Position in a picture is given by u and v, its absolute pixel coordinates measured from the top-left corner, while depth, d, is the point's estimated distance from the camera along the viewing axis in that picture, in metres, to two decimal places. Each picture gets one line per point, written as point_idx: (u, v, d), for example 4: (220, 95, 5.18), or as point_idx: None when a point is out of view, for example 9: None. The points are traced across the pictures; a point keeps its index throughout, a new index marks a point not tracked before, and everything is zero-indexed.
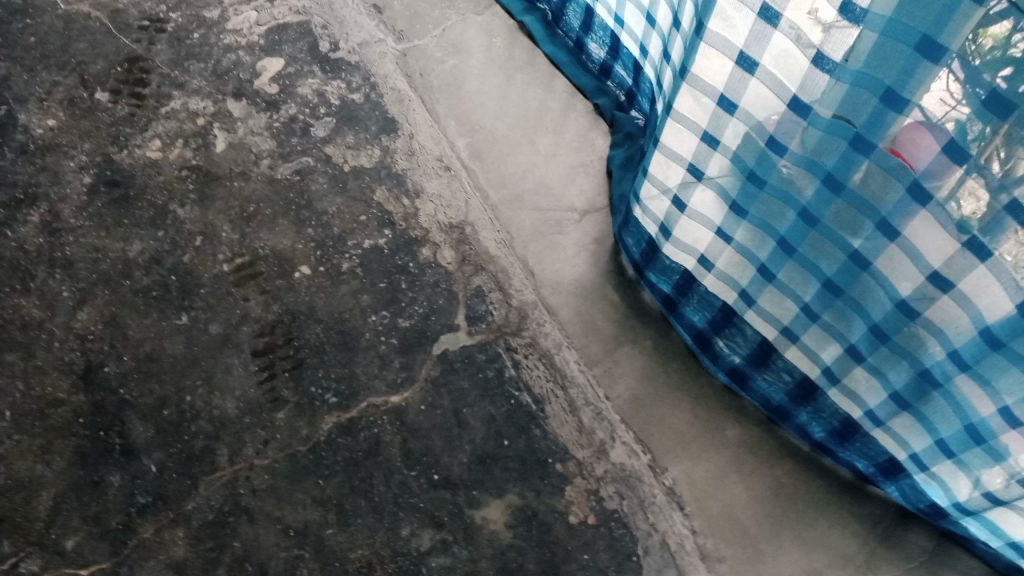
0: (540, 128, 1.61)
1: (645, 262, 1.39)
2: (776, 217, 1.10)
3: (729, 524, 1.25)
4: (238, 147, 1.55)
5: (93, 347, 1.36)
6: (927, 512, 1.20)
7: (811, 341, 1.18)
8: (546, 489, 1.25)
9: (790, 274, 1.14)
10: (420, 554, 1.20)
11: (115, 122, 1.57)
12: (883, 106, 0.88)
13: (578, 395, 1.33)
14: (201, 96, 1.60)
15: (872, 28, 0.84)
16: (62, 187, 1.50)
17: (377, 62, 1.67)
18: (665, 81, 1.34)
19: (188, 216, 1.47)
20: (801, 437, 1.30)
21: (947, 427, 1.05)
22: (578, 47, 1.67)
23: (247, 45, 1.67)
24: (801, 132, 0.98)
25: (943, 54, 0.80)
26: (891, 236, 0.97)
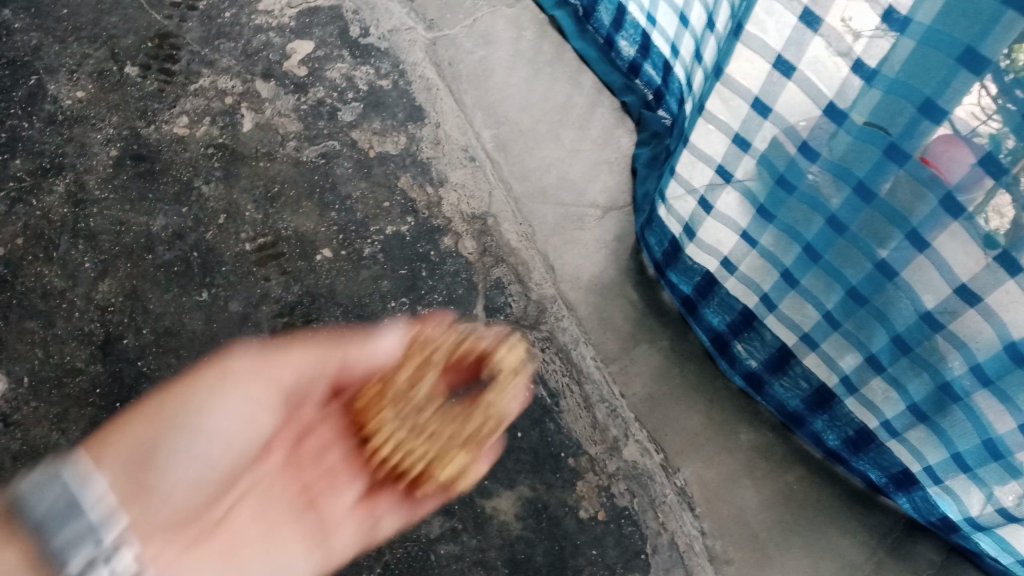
0: (566, 123, 1.61)
1: (667, 262, 1.39)
2: (804, 222, 1.09)
3: (738, 527, 1.25)
4: (264, 127, 1.55)
5: (113, 319, 1.36)
6: (938, 525, 1.20)
7: (831, 349, 1.18)
8: (557, 483, 1.26)
9: (813, 280, 1.13)
10: (430, 540, 1.22)
11: (143, 96, 1.57)
12: (920, 116, 0.87)
13: (593, 391, 1.34)
14: (230, 75, 1.61)
15: (911, 36, 0.83)
16: (88, 158, 1.50)
17: (407, 49, 1.68)
18: (696, 82, 1.33)
19: (212, 193, 1.47)
20: (815, 445, 1.30)
21: (964, 441, 1.05)
22: (607, 44, 1.65)
23: (278, 27, 1.68)
24: (835, 139, 0.98)
25: (983, 67, 0.80)
26: (919, 247, 0.96)
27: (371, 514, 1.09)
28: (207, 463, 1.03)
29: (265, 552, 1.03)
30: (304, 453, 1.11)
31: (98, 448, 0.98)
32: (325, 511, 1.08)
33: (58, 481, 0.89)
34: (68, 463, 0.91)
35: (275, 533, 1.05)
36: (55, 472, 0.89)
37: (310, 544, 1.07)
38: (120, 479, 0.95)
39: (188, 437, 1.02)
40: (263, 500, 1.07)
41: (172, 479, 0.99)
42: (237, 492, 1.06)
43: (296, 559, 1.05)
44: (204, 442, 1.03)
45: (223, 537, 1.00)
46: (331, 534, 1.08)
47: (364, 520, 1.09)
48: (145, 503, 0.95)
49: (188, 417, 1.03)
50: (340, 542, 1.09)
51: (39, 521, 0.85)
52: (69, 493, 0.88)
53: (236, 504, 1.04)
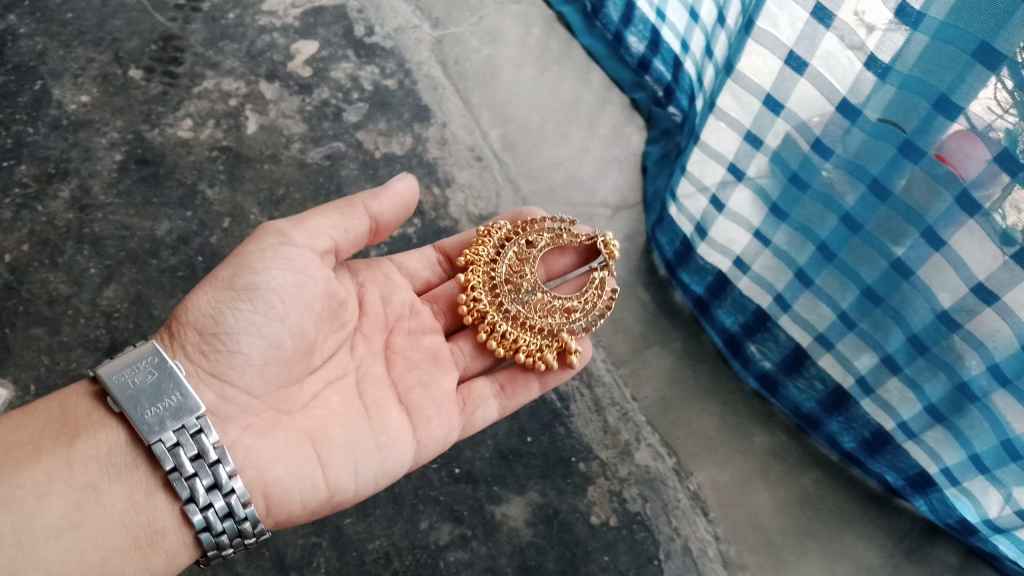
0: (574, 121, 1.59)
1: (678, 262, 1.36)
2: (817, 221, 1.07)
3: (753, 532, 1.22)
4: (269, 129, 1.54)
5: (118, 325, 1.33)
6: (956, 528, 1.17)
7: (846, 349, 1.15)
8: (568, 489, 1.23)
9: (827, 280, 1.11)
10: (438, 547, 1.17)
11: (147, 100, 1.56)
12: (934, 111, 0.85)
13: (604, 394, 1.31)
14: (234, 76, 1.59)
15: (925, 31, 0.81)
16: (93, 163, 1.48)
17: (413, 48, 1.66)
18: (706, 78, 1.31)
19: (217, 197, 1.46)
20: (830, 447, 1.27)
21: (982, 443, 1.02)
22: (616, 39, 1.62)
23: (282, 27, 1.66)
24: (848, 135, 0.96)
25: (999, 61, 0.77)
26: (935, 245, 0.93)
27: (469, 407, 1.07)
28: (303, 305, 0.94)
29: (360, 431, 0.97)
30: (395, 360, 1.06)
31: (174, 329, 0.92)
32: (410, 403, 1.02)
33: (154, 371, 0.85)
34: (151, 340, 0.86)
35: (374, 413, 0.99)
36: (157, 361, 0.85)
37: (412, 425, 1.01)
38: (207, 322, 0.90)
39: (266, 263, 0.92)
40: (367, 389, 1.02)
41: (245, 367, 0.91)
42: (321, 374, 1.00)
43: (392, 414, 1.00)
44: (277, 302, 0.92)
45: (315, 415, 0.96)
46: (420, 422, 1.01)
47: (462, 409, 1.06)
48: (223, 384, 0.91)
49: (244, 279, 0.91)
50: (436, 432, 1.02)
51: (130, 398, 0.83)
52: (160, 378, 0.85)
53: (323, 391, 0.99)
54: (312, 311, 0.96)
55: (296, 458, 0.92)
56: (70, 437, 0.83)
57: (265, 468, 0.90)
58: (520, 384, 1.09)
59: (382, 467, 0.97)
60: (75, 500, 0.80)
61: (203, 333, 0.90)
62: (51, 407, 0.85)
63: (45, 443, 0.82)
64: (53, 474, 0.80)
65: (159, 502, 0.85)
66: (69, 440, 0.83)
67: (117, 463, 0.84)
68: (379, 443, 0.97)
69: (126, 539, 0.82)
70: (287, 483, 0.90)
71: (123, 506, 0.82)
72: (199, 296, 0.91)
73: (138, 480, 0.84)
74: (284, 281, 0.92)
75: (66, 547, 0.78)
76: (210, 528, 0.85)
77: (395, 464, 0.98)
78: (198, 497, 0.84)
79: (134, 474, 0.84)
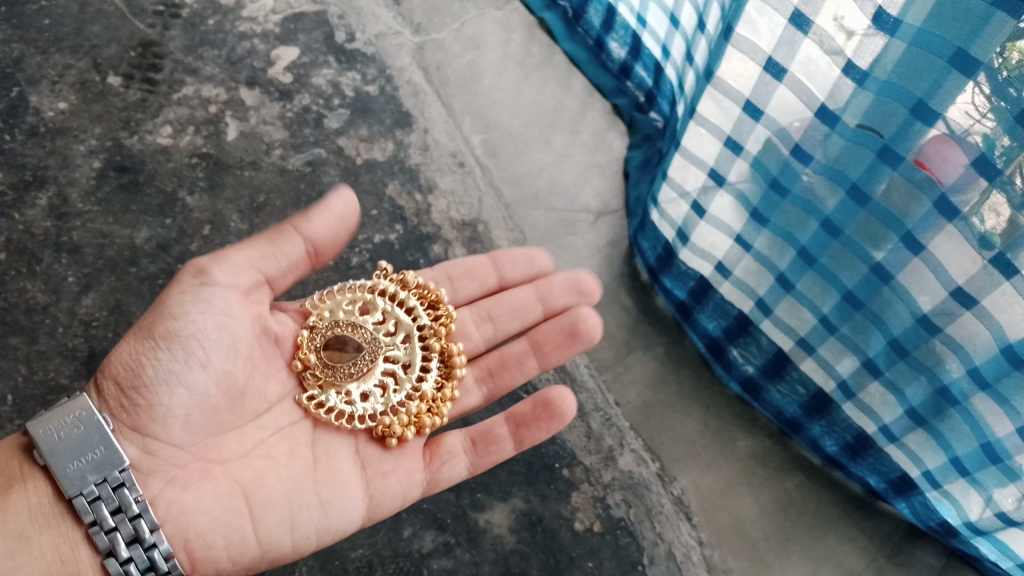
0: (556, 127, 1.59)
1: (661, 267, 1.37)
2: (798, 226, 1.07)
3: (737, 537, 1.22)
4: (250, 136, 1.53)
5: (97, 334, 1.31)
6: (937, 530, 1.17)
7: (828, 353, 1.16)
8: (552, 495, 1.22)
9: (808, 284, 1.11)
10: (422, 555, 1.17)
11: (126, 106, 1.55)
12: (912, 117, 0.85)
13: (587, 400, 1.31)
14: (214, 83, 1.58)
15: (902, 37, 0.81)
16: (71, 170, 1.47)
17: (394, 54, 1.65)
18: (687, 84, 1.32)
19: (197, 204, 1.44)
20: (813, 450, 1.28)
21: (962, 446, 1.03)
22: (598, 45, 1.62)
23: (263, 34, 1.65)
24: (826, 141, 0.96)
25: (975, 68, 0.78)
26: (914, 250, 0.94)
27: (438, 461, 1.03)
28: (226, 347, 0.93)
29: (302, 485, 0.95)
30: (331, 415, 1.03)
31: (99, 382, 0.91)
32: (365, 455, 1.00)
33: (81, 425, 0.87)
34: (82, 394, 0.88)
35: (323, 465, 0.97)
36: (84, 415, 0.87)
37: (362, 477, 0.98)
38: (126, 375, 0.88)
39: (187, 307, 0.90)
40: (320, 438, 1.00)
41: (170, 422, 0.89)
42: (265, 421, 0.99)
43: (343, 467, 0.98)
44: (202, 352, 0.90)
45: (252, 466, 0.95)
46: (375, 477, 0.99)
47: (429, 462, 1.03)
48: (146, 438, 0.90)
49: (164, 327, 0.89)
50: (391, 489, 0.99)
51: (54, 451, 0.86)
52: (85, 434, 0.87)
53: (269, 437, 0.98)
54: (237, 355, 0.95)
55: (225, 512, 0.91)
56: (5, 486, 0.85)
57: (188, 522, 0.89)
58: (492, 440, 1.05)
59: (324, 523, 0.95)
60: (7, 548, 0.82)
61: (122, 387, 0.89)
62: None
63: None
64: None
65: (82, 553, 0.87)
66: (2, 492, 0.84)
67: (45, 515, 0.86)
68: (321, 496, 0.95)
69: None
70: (212, 534, 0.90)
71: (51, 556, 0.84)
72: (122, 348, 0.90)
73: (65, 532, 0.87)
74: (206, 326, 0.91)
75: None
76: None
77: (338, 524, 0.96)
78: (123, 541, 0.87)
79: (61, 526, 0.87)
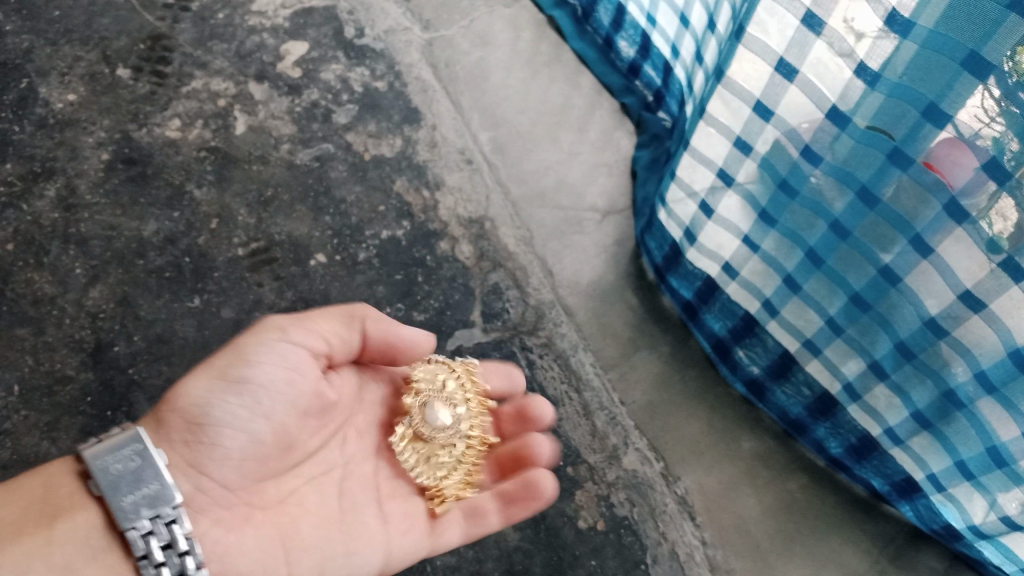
0: (564, 125, 1.59)
1: (667, 266, 1.37)
2: (806, 227, 1.07)
3: (740, 537, 1.22)
4: (258, 130, 1.53)
5: (104, 326, 1.32)
6: (941, 533, 1.17)
7: (834, 355, 1.16)
8: (556, 493, 1.23)
9: (816, 286, 1.11)
10: (425, 551, 1.17)
11: (135, 99, 1.55)
12: (923, 120, 0.85)
13: (592, 398, 1.31)
14: (223, 77, 1.58)
15: (914, 39, 0.81)
16: (79, 162, 1.47)
17: (403, 50, 1.65)
18: (696, 84, 1.32)
19: (205, 197, 1.45)
20: (818, 452, 1.28)
21: (967, 449, 1.03)
22: (607, 44, 1.63)
23: (272, 28, 1.66)
24: (836, 143, 0.96)
25: (987, 70, 0.77)
26: (923, 253, 0.94)
27: (434, 530, 1.03)
28: (288, 402, 0.93)
29: (332, 535, 0.95)
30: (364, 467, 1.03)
31: (161, 415, 0.90)
32: (387, 511, 1.00)
33: (137, 459, 0.84)
34: (136, 426, 0.86)
35: (348, 517, 0.97)
36: (141, 449, 0.84)
37: (382, 531, 0.98)
38: (192, 412, 0.88)
39: (259, 356, 0.91)
40: (350, 486, 1.00)
41: (224, 463, 0.90)
42: (303, 470, 0.98)
43: (368, 520, 0.98)
44: (264, 398, 0.91)
45: (289, 511, 0.94)
46: (394, 532, 0.99)
47: (430, 529, 1.02)
48: (201, 475, 0.89)
49: (237, 370, 0.90)
50: (405, 544, 1.00)
51: (110, 484, 0.82)
52: (141, 467, 0.84)
53: (304, 486, 0.97)
54: (297, 409, 0.94)
55: (263, 554, 0.90)
56: (51, 517, 0.80)
57: (231, 562, 0.88)
58: (481, 512, 1.05)
59: (347, 574, 0.95)
60: None
61: (188, 423, 0.88)
62: (33, 487, 0.82)
63: (28, 523, 0.79)
64: (31, 555, 0.77)
65: None
66: (51, 521, 0.80)
67: (93, 546, 0.81)
68: (347, 545, 0.95)
69: None
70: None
71: None
72: (191, 383, 0.90)
73: (112, 563, 0.82)
74: (273, 377, 0.91)
75: None
76: None
77: (358, 574, 0.95)
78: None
79: (108, 558, 0.82)
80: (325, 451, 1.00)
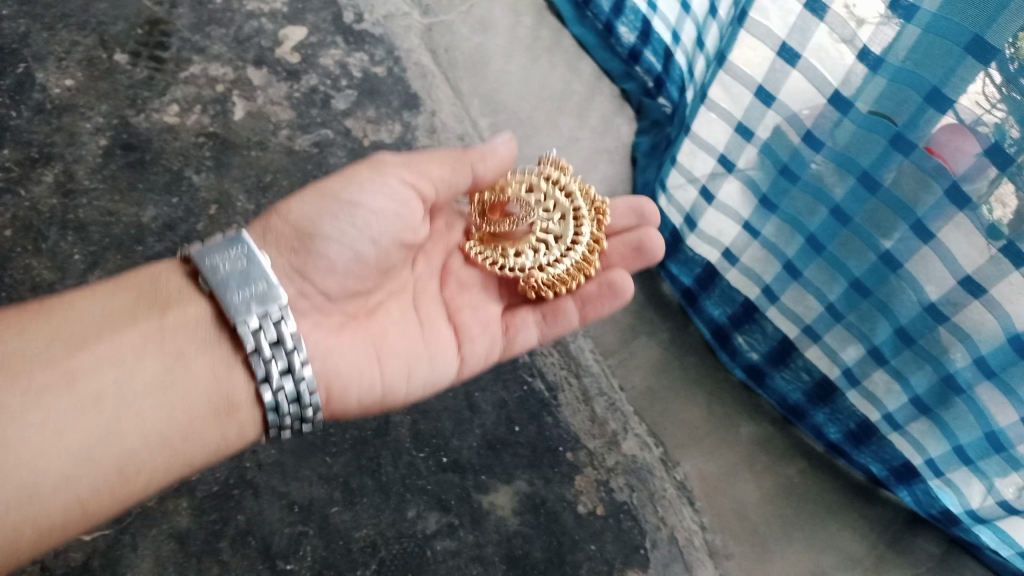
0: (564, 111, 1.59)
1: (667, 253, 1.37)
2: (807, 213, 1.07)
3: (739, 522, 1.23)
4: (257, 116, 1.52)
5: None
6: (939, 518, 1.18)
7: (834, 341, 1.16)
8: (555, 478, 1.23)
9: (816, 271, 1.11)
10: (426, 536, 1.17)
11: (133, 84, 1.54)
12: (925, 105, 0.85)
13: (592, 384, 1.31)
14: (221, 62, 1.58)
15: (917, 24, 0.81)
16: (77, 148, 1.46)
17: (402, 36, 1.65)
18: (697, 69, 1.31)
19: (204, 183, 1.44)
20: (816, 438, 1.28)
21: (966, 434, 1.03)
22: (607, 29, 1.62)
23: (270, 13, 1.65)
24: (838, 128, 0.96)
25: (990, 55, 0.77)
26: (924, 238, 0.94)
27: (511, 335, 1.10)
28: (394, 231, 0.98)
29: (415, 341, 1.03)
30: (451, 278, 1.11)
31: (269, 223, 0.95)
32: (461, 321, 1.07)
33: (242, 258, 0.87)
34: (241, 232, 0.90)
35: (427, 325, 1.05)
36: (247, 250, 0.88)
37: (457, 339, 1.06)
38: (306, 224, 0.94)
39: (370, 184, 0.96)
40: (422, 302, 1.07)
41: (329, 272, 0.95)
42: (386, 287, 1.05)
43: (443, 330, 1.06)
44: (369, 218, 0.95)
45: (374, 324, 1.01)
46: (467, 341, 1.06)
47: (506, 334, 1.10)
48: (305, 282, 0.95)
49: (346, 195, 0.95)
50: (479, 350, 1.07)
51: (219, 281, 0.86)
52: (247, 265, 0.87)
53: (386, 300, 1.04)
54: (401, 240, 1.00)
55: (358, 352, 0.97)
56: (162, 307, 0.86)
57: (329, 361, 0.94)
58: (560, 312, 1.10)
59: (431, 376, 1.03)
60: (166, 365, 0.83)
61: (298, 233, 0.94)
62: (143, 280, 0.89)
63: (139, 311, 0.85)
64: (147, 336, 0.83)
65: (237, 375, 0.86)
66: (162, 309, 0.86)
67: (204, 336, 0.86)
68: (429, 350, 1.03)
69: (207, 407, 0.83)
70: (347, 381, 0.95)
71: (206, 376, 0.84)
72: (300, 200, 0.96)
73: (220, 355, 0.86)
74: (384, 207, 0.96)
75: (161, 405, 0.80)
76: (278, 410, 0.86)
77: (438, 377, 1.04)
78: (272, 380, 0.85)
79: (218, 350, 0.86)
80: (404, 270, 1.07)
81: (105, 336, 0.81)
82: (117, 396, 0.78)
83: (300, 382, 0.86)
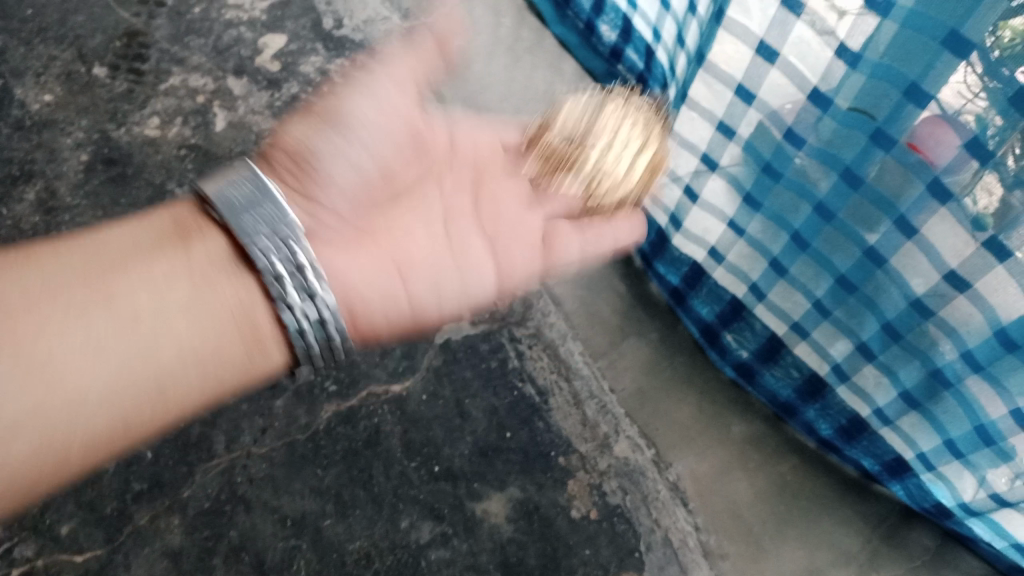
0: (548, 112, 1.58)
1: (653, 253, 1.36)
2: (791, 210, 1.07)
3: (732, 521, 1.23)
4: (238, 126, 1.51)
5: None
6: (932, 511, 1.18)
7: (822, 337, 1.15)
8: (548, 483, 1.23)
9: (802, 268, 1.11)
10: (420, 546, 1.17)
11: (112, 98, 1.53)
12: (904, 100, 0.85)
13: (582, 387, 1.31)
14: (201, 72, 1.56)
15: (894, 19, 0.80)
16: (58, 164, 1.45)
17: (382, 40, 1.64)
18: (678, 67, 1.30)
19: (187, 196, 1.43)
20: (807, 434, 1.28)
21: (956, 427, 1.03)
22: (588, 29, 1.58)
23: (249, 21, 1.63)
24: (818, 125, 0.95)
25: (967, 48, 0.76)
26: (908, 234, 0.93)
27: (552, 245, 1.16)
28: (387, 135, 1.09)
29: (447, 264, 1.10)
30: (484, 194, 1.19)
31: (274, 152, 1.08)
32: (488, 221, 1.16)
33: (253, 187, 0.89)
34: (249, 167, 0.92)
35: (457, 242, 1.12)
36: (253, 177, 0.90)
37: (492, 257, 1.13)
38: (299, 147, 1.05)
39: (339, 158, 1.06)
40: (456, 223, 1.15)
41: (339, 193, 1.06)
42: (407, 204, 1.13)
43: (474, 243, 1.13)
44: (363, 134, 1.07)
45: (387, 237, 1.09)
46: (501, 247, 1.14)
47: (547, 254, 1.15)
48: (313, 205, 1.04)
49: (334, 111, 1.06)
50: (522, 263, 1.14)
51: (231, 207, 0.87)
52: (256, 192, 0.88)
53: (412, 218, 1.12)
54: (393, 143, 1.11)
55: (374, 267, 1.05)
56: (186, 238, 0.88)
57: (343, 277, 1.02)
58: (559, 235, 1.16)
59: (465, 292, 1.11)
60: (193, 293, 0.85)
61: (297, 161, 1.05)
62: (166, 219, 0.90)
63: (164, 245, 0.88)
64: (172, 261, 0.86)
65: (260, 307, 0.87)
66: (186, 242, 0.88)
67: (226, 263, 0.87)
68: (459, 264, 1.11)
69: (234, 328, 0.86)
70: (368, 300, 1.03)
71: (231, 301, 0.86)
72: (293, 126, 1.06)
73: (245, 276, 0.87)
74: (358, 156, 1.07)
75: (189, 328, 0.83)
76: (304, 336, 0.88)
77: (479, 290, 1.11)
78: (295, 305, 0.86)
79: (241, 275, 0.87)
80: (426, 186, 1.17)
81: (129, 263, 0.84)
82: (150, 314, 0.82)
83: (322, 308, 0.86)
